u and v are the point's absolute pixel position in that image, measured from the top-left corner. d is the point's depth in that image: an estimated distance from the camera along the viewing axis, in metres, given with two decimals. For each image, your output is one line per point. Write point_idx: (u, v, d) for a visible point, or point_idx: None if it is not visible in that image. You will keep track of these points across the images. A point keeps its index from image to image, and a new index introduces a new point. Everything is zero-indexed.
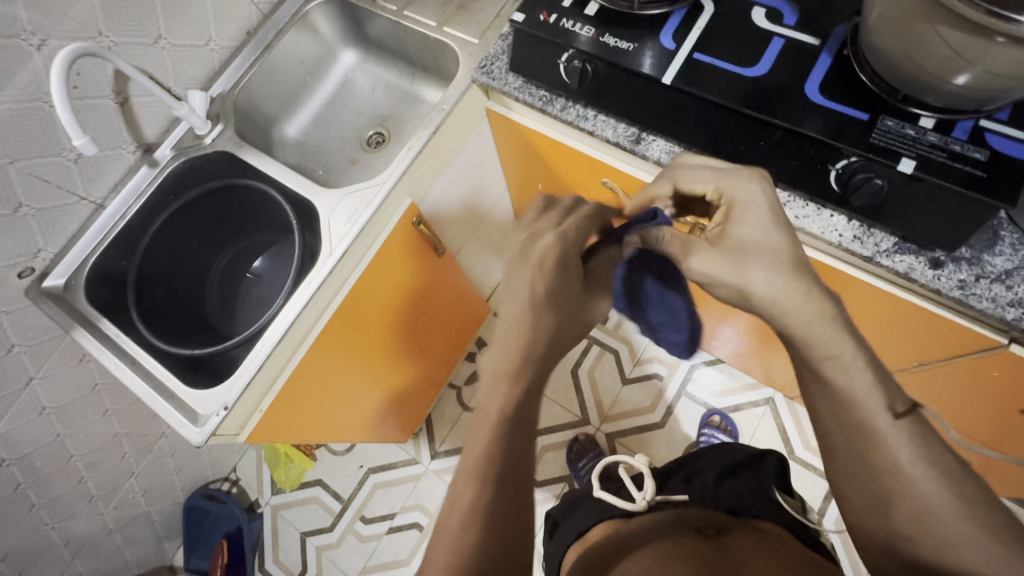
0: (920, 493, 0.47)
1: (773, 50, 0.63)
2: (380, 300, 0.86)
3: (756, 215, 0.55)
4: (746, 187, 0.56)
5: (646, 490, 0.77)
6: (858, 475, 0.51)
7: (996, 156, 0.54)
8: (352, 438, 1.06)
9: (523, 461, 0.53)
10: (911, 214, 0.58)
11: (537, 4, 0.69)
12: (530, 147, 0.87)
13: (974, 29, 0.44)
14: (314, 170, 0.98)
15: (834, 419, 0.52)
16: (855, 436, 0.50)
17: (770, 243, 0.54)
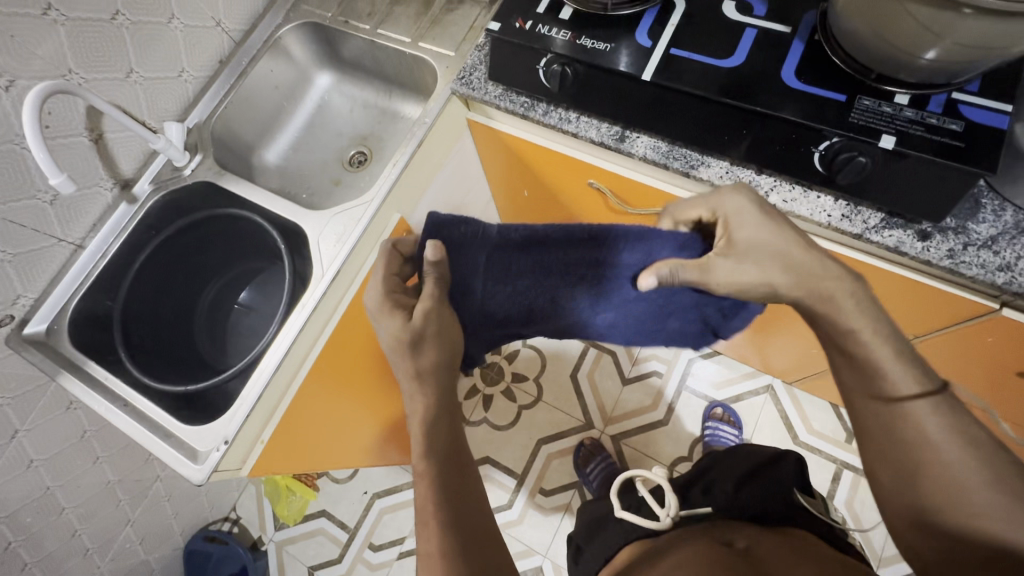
0: (942, 459, 0.49)
1: (747, 40, 0.64)
2: (361, 339, 0.84)
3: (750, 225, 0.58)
4: (734, 200, 0.59)
5: (669, 506, 0.77)
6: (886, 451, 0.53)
7: (970, 125, 0.56)
8: (351, 462, 1.04)
9: (470, 489, 0.59)
10: (894, 187, 0.59)
11: (512, 12, 0.70)
12: (514, 154, 0.88)
13: (942, 3, 0.45)
14: (298, 195, 0.97)
15: (864, 387, 0.55)
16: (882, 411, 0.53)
17: (772, 241, 0.57)
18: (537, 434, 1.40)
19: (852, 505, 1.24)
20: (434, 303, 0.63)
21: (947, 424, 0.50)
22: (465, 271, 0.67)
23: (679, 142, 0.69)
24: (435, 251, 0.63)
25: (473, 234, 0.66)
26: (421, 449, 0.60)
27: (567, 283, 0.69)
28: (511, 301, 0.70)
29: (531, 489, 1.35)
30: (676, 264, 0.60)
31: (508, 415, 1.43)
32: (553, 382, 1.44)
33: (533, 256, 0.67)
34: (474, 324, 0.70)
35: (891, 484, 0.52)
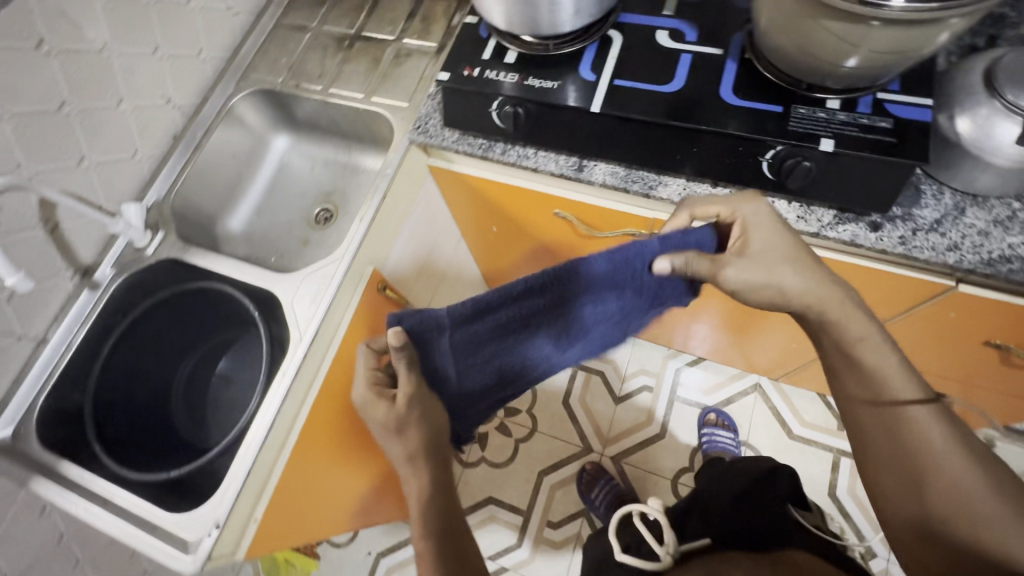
0: (948, 471, 0.56)
1: (684, 64, 0.67)
2: (331, 408, 0.79)
3: (765, 230, 0.60)
4: (754, 207, 0.60)
5: (668, 543, 0.74)
6: (892, 457, 0.59)
7: (899, 121, 0.59)
8: (336, 530, 0.97)
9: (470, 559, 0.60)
10: (840, 184, 0.62)
11: (459, 61, 0.72)
12: (479, 194, 0.90)
13: (853, 17, 0.49)
14: (267, 259, 0.97)
15: (865, 393, 0.60)
16: (890, 418, 0.59)
17: (782, 246, 0.59)
18: (538, 466, 1.38)
19: (855, 492, 1.25)
20: (414, 386, 0.65)
21: (948, 433, 0.57)
22: (433, 358, 0.66)
23: (634, 165, 0.72)
24: (400, 338, 0.61)
25: (430, 321, 0.63)
26: (419, 530, 0.62)
27: (528, 338, 0.65)
28: (486, 372, 0.69)
29: (539, 522, 1.33)
30: (689, 256, 0.57)
31: (506, 450, 1.40)
32: (546, 411, 1.43)
33: (489, 323, 0.63)
34: (457, 404, 0.72)
35: (895, 491, 0.59)
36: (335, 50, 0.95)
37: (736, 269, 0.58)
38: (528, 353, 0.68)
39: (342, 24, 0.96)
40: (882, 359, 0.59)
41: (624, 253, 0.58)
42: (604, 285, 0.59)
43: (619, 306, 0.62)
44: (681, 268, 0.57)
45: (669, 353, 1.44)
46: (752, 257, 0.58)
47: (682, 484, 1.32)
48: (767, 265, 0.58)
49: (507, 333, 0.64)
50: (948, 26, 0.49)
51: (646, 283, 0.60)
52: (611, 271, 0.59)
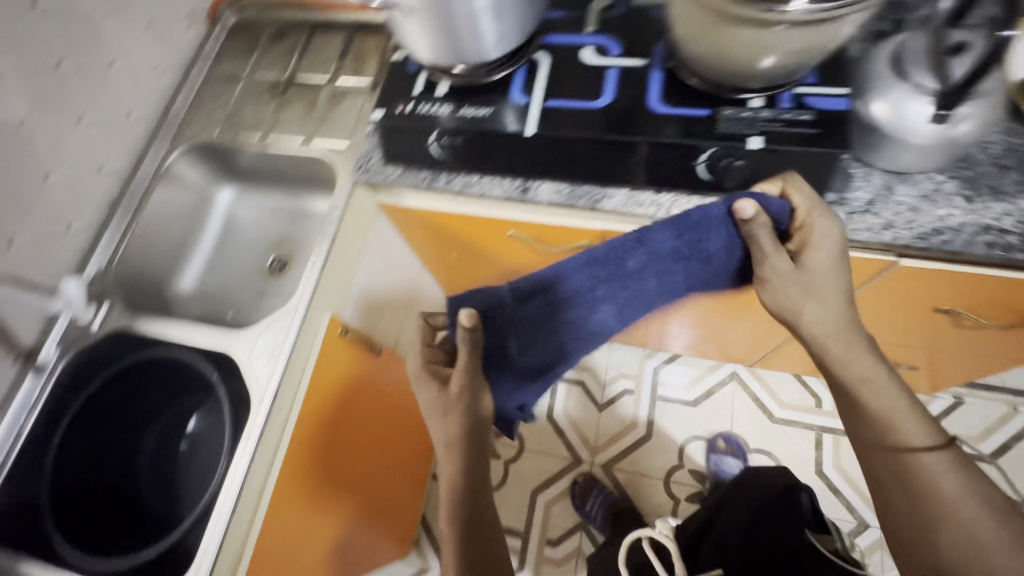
0: (963, 521, 0.55)
1: (611, 79, 0.68)
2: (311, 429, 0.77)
3: (827, 250, 0.60)
4: (826, 224, 0.59)
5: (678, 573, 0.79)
6: (906, 502, 0.58)
7: (820, 112, 0.61)
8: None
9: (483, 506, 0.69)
10: (774, 179, 0.64)
11: (391, 98, 0.72)
12: (432, 223, 0.89)
13: (759, 24, 0.53)
14: (223, 315, 0.94)
15: (876, 438, 0.61)
16: (900, 464, 0.59)
17: (829, 278, 0.61)
18: (530, 485, 1.36)
19: (839, 466, 1.28)
20: (466, 378, 0.64)
21: (961, 483, 0.57)
22: (497, 342, 0.65)
23: (578, 181, 0.72)
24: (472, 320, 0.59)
25: (493, 300, 0.63)
26: (449, 484, 0.68)
27: (580, 319, 0.66)
28: (545, 354, 0.69)
29: (538, 542, 1.31)
30: (764, 222, 0.57)
31: (497, 473, 1.39)
32: (532, 427, 1.42)
33: (546, 303, 0.63)
34: (514, 386, 0.71)
35: (909, 541, 0.57)
36: (270, 97, 0.93)
37: (785, 265, 0.60)
38: (579, 331, 0.67)
39: (274, 69, 0.96)
40: (888, 402, 0.61)
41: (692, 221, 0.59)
42: (669, 256, 0.61)
43: (686, 276, 0.63)
44: (753, 224, 0.57)
45: (646, 354, 1.45)
46: (801, 266, 0.61)
47: (674, 482, 1.32)
48: (808, 284, 0.61)
49: (564, 311, 0.64)
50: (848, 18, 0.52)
51: (712, 251, 0.61)
52: (674, 242, 0.60)
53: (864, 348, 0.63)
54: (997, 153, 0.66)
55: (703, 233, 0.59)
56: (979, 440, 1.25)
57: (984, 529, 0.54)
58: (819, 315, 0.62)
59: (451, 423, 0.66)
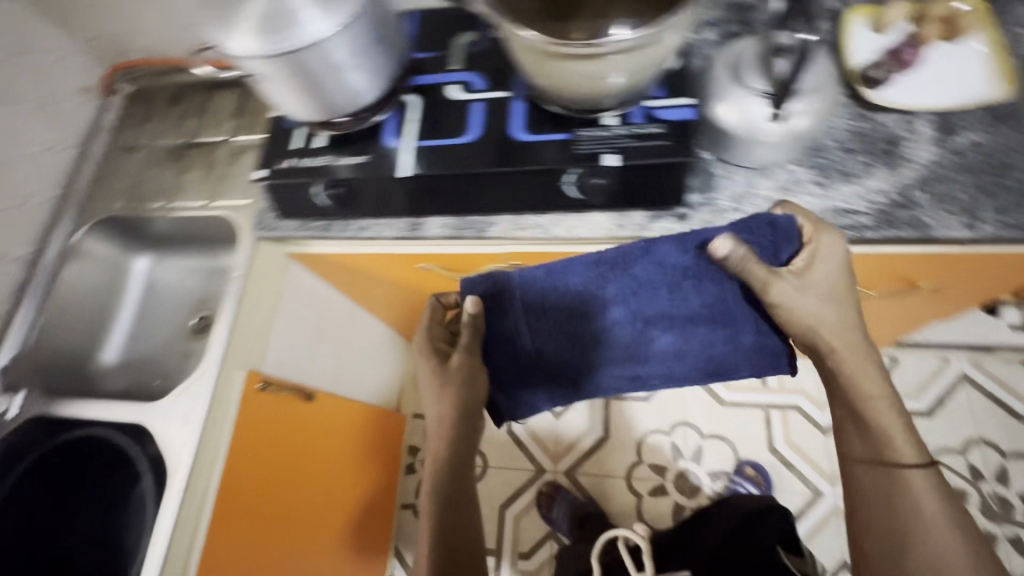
0: (931, 539, 0.65)
1: (476, 112, 0.71)
2: (248, 479, 0.79)
3: (829, 267, 0.65)
4: (830, 242, 0.64)
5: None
6: (882, 512, 0.68)
7: (669, 124, 0.64)
8: None
9: (461, 510, 0.79)
10: (636, 191, 0.67)
11: (273, 155, 0.74)
12: (345, 264, 0.91)
13: (598, 57, 0.57)
14: (150, 383, 0.95)
15: (870, 453, 0.69)
16: (888, 480, 0.68)
17: (839, 281, 0.66)
18: (496, 502, 1.38)
19: (789, 440, 1.32)
20: (467, 354, 0.78)
21: (937, 504, 0.66)
22: (506, 327, 0.78)
23: (463, 213, 0.74)
24: (475, 306, 0.75)
25: (502, 283, 0.75)
26: (433, 475, 0.79)
27: (579, 316, 0.75)
28: (552, 342, 0.79)
29: (510, 556, 1.33)
30: (748, 257, 0.62)
31: None
32: (493, 444, 1.43)
33: (551, 295, 0.74)
34: (524, 366, 0.81)
35: (881, 550, 0.67)
36: (171, 162, 0.94)
37: (785, 286, 0.65)
38: (590, 327, 0.76)
39: (172, 135, 0.97)
40: (886, 418, 0.69)
41: (697, 240, 0.66)
42: (677, 271, 0.69)
43: (697, 292, 0.72)
44: (734, 259, 0.62)
45: None
46: (804, 279, 0.66)
47: (636, 479, 1.35)
48: (813, 299, 0.66)
49: (575, 304, 0.74)
50: (669, 36, 0.58)
51: (718, 272, 0.70)
52: (681, 257, 0.67)
53: (869, 362, 0.69)
54: (844, 138, 0.70)
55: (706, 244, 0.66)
56: (916, 397, 1.30)
57: (948, 547, 0.64)
58: (796, 307, 0.66)
59: (448, 405, 0.78)
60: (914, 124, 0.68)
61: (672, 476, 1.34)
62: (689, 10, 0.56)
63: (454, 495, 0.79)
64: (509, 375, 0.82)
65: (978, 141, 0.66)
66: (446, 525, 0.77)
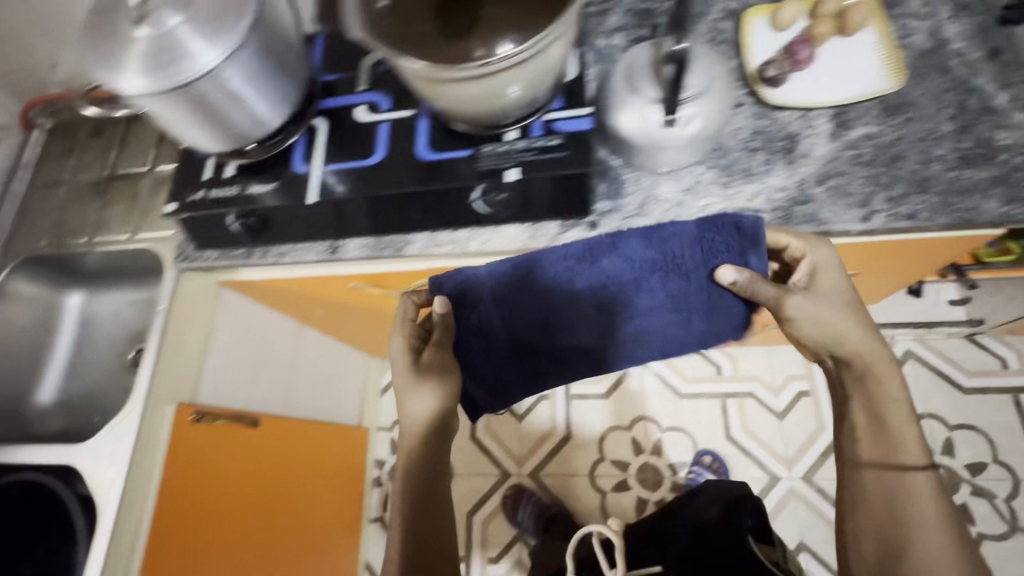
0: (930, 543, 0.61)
1: (383, 133, 0.71)
2: (185, 511, 0.80)
3: (829, 274, 0.64)
4: (822, 251, 0.64)
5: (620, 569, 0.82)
6: (882, 514, 0.65)
7: (567, 134, 0.65)
8: None
9: (434, 517, 0.72)
10: (542, 203, 0.68)
11: (183, 188, 0.73)
12: (277, 288, 0.91)
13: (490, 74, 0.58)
14: (89, 421, 0.94)
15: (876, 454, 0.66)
16: (891, 482, 0.65)
17: (840, 294, 0.66)
18: (464, 508, 1.39)
19: (745, 427, 1.35)
20: (438, 349, 0.74)
21: (938, 510, 0.63)
22: (477, 322, 0.74)
23: (380, 233, 0.75)
24: (445, 306, 0.71)
25: (469, 283, 0.71)
26: (405, 481, 0.73)
27: (553, 306, 0.71)
28: (524, 335, 0.74)
29: (480, 561, 1.35)
30: (756, 278, 0.64)
31: None
32: (458, 451, 1.44)
33: (523, 289, 0.69)
34: (495, 363, 0.78)
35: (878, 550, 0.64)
36: (93, 196, 0.93)
37: (800, 300, 0.64)
38: (563, 318, 0.72)
39: (94, 168, 0.95)
40: (892, 419, 0.67)
41: (661, 236, 0.65)
42: (642, 262, 0.66)
43: (664, 286, 0.68)
44: (745, 283, 0.64)
45: None
46: (818, 292, 0.65)
47: (599, 476, 1.37)
48: (828, 311, 0.65)
49: (549, 295, 0.70)
50: (553, 47, 0.59)
51: (688, 265, 0.66)
52: (646, 250, 0.65)
53: (882, 363, 0.68)
54: (746, 137, 0.71)
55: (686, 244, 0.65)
56: None
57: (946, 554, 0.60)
58: (807, 309, 0.64)
59: (423, 405, 0.73)
60: (811, 120, 0.70)
61: (635, 470, 1.35)
62: (566, 19, 0.57)
63: (426, 502, 0.72)
64: (485, 370, 0.78)
65: (870, 134, 0.68)
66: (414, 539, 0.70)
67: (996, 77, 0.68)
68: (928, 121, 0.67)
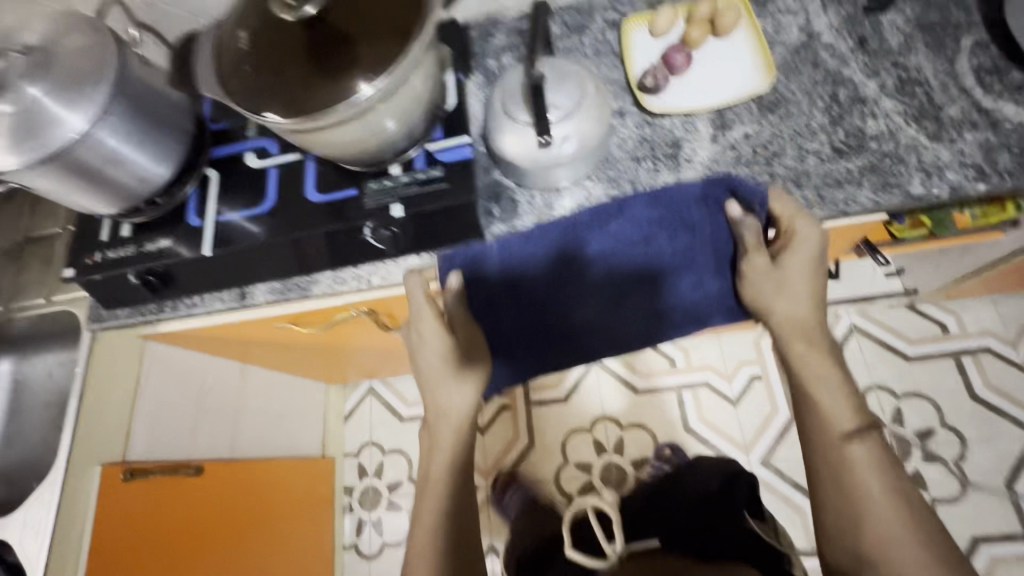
0: (881, 518, 0.60)
1: (272, 179, 0.72)
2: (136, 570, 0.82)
3: (805, 250, 0.64)
4: (808, 228, 0.63)
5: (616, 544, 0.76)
6: (836, 494, 0.63)
7: (448, 165, 0.66)
8: None
9: (462, 491, 0.76)
10: (433, 234, 0.69)
11: (81, 252, 0.73)
12: (201, 337, 0.90)
13: (359, 114, 0.58)
14: (28, 488, 0.93)
15: (824, 432, 0.66)
16: (837, 458, 0.64)
17: (803, 280, 0.67)
18: None
19: (701, 417, 1.36)
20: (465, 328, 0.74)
21: (889, 484, 0.62)
22: (485, 302, 0.74)
23: (285, 276, 0.75)
24: (459, 282, 0.69)
25: (478, 256, 0.71)
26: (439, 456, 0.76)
27: (559, 279, 0.73)
28: (527, 311, 0.75)
29: None
30: (750, 228, 0.66)
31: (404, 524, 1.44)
32: None
33: (531, 260, 0.71)
34: (502, 338, 0.77)
35: (838, 530, 0.63)
36: (7, 264, 0.92)
37: (762, 264, 0.68)
38: (570, 287, 0.73)
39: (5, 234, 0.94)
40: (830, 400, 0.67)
41: (667, 200, 0.67)
42: (650, 223, 0.68)
43: (672, 244, 0.70)
44: (743, 225, 0.66)
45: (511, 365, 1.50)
46: (781, 266, 0.66)
47: (565, 480, 1.38)
48: (779, 282, 0.67)
49: (557, 266, 0.71)
50: (413, 78, 0.60)
51: (694, 223, 0.69)
52: (651, 212, 0.68)
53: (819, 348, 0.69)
54: (631, 146, 0.72)
55: (696, 197, 0.67)
56: None
57: (900, 530, 0.59)
58: (759, 275, 0.68)
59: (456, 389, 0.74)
60: (693, 124, 0.71)
61: (599, 470, 1.36)
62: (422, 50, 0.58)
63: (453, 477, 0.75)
64: (496, 343, 0.77)
65: (749, 134, 0.69)
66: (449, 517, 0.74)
67: (864, 66, 0.69)
68: (803, 116, 0.68)
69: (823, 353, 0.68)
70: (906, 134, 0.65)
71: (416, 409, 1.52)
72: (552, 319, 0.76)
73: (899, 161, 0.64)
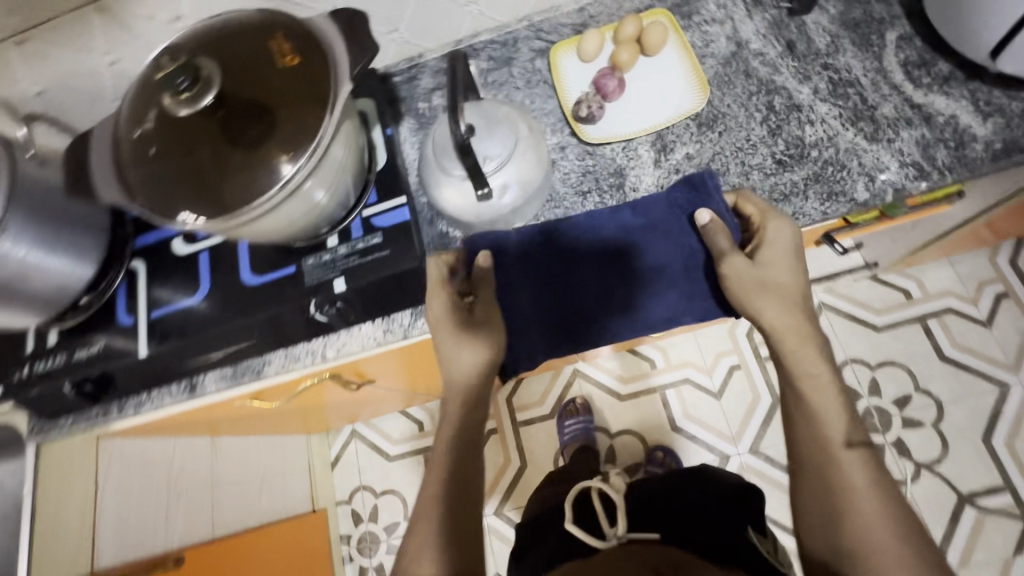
0: (862, 516, 0.55)
1: (205, 265, 0.69)
2: None
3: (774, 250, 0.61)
4: (780, 228, 0.61)
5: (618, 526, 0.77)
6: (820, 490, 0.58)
7: (386, 231, 0.64)
8: None
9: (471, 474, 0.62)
10: (382, 302, 0.66)
11: (6, 367, 0.68)
12: (155, 430, 0.85)
13: (287, 197, 0.54)
14: None
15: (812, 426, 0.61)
16: (823, 452, 0.59)
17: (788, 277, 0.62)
18: None
19: (687, 414, 1.37)
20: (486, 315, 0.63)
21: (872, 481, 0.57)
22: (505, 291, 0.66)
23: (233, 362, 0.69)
24: (487, 260, 0.63)
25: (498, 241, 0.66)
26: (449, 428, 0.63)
27: (577, 265, 0.66)
28: (545, 303, 0.66)
29: None
30: (719, 229, 0.61)
31: None
32: None
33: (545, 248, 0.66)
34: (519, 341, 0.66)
35: (819, 526, 0.58)
36: None
37: (741, 263, 0.60)
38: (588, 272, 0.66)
39: None
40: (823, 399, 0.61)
41: (644, 208, 0.66)
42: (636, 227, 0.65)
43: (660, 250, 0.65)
44: (711, 230, 0.61)
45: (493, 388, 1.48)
46: (757, 265, 0.61)
47: None
48: (762, 281, 0.60)
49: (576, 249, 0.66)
50: (336, 149, 0.57)
51: (670, 228, 0.65)
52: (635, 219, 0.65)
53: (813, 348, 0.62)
54: (575, 180, 0.70)
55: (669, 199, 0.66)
56: None
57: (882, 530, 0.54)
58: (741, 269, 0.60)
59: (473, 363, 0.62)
60: (634, 150, 0.69)
61: None
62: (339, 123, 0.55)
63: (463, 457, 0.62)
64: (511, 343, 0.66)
65: (691, 155, 0.68)
66: (456, 502, 0.59)
67: (795, 71, 0.68)
68: (742, 130, 0.67)
69: (813, 349, 0.62)
70: (844, 139, 0.64)
71: (404, 445, 1.49)
72: (570, 310, 0.66)
73: (840, 167, 0.64)
